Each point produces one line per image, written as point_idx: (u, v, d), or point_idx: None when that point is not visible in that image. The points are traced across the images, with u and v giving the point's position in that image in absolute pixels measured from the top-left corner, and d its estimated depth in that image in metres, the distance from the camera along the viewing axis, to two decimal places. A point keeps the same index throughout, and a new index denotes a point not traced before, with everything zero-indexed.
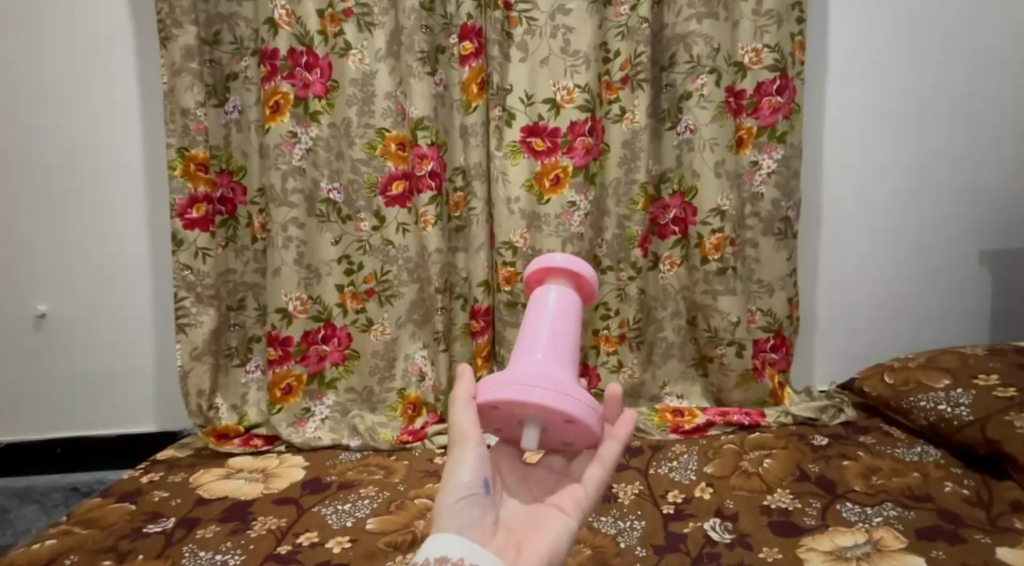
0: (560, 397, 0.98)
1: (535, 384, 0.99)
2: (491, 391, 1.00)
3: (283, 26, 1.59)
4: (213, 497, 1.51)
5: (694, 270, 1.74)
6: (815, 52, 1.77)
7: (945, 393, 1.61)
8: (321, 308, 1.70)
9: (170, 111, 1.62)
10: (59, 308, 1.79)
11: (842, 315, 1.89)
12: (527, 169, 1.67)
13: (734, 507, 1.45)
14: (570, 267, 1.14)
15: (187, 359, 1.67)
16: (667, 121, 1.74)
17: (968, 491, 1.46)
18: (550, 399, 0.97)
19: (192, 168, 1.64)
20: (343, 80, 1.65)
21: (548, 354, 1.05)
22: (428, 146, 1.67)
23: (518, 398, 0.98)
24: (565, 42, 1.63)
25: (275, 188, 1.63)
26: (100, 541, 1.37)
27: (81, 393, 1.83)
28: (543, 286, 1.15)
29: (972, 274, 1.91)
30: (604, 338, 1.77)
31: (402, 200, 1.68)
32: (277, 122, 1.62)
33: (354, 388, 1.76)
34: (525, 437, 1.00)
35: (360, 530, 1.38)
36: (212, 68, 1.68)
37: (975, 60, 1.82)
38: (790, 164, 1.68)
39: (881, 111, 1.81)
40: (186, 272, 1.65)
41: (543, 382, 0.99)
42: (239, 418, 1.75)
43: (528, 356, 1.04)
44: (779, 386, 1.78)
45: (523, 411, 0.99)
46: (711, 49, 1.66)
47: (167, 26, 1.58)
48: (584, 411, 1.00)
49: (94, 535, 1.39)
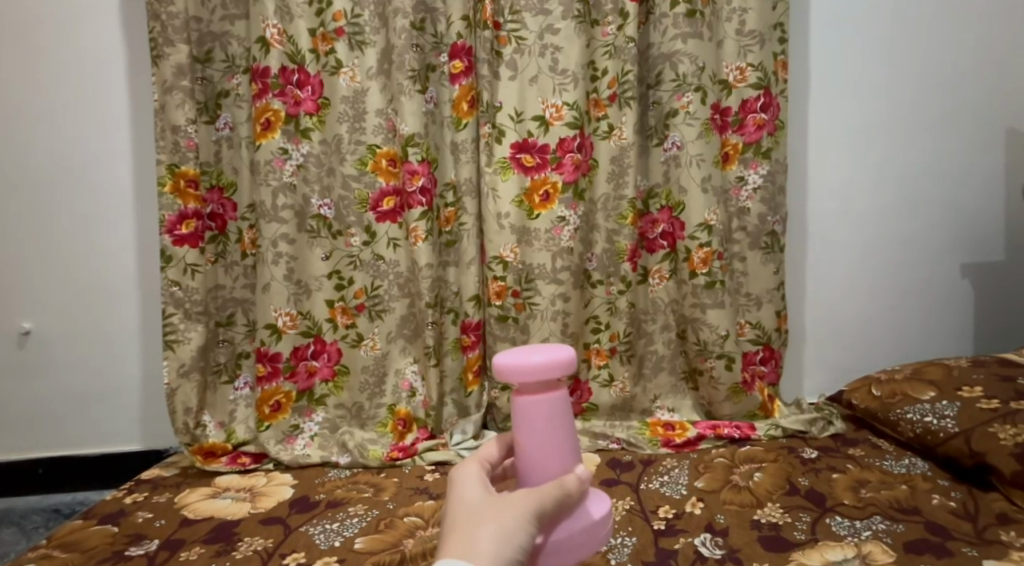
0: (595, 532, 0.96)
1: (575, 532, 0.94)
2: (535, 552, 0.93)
3: (275, 45, 1.61)
4: (198, 518, 1.49)
5: (682, 284, 1.76)
6: (798, 69, 1.81)
7: (931, 405, 1.63)
8: (310, 323, 1.69)
9: (161, 128, 1.62)
10: (45, 325, 1.77)
11: (830, 328, 1.91)
12: (517, 185, 1.68)
13: (724, 522, 1.45)
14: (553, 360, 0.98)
15: (174, 376, 1.66)
16: (654, 138, 1.76)
17: (955, 503, 1.47)
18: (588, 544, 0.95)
19: (182, 184, 1.64)
20: (334, 97, 1.66)
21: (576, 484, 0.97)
22: (420, 162, 1.68)
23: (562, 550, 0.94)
24: (553, 60, 1.66)
25: (265, 204, 1.64)
26: None
27: (65, 412, 1.79)
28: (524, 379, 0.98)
29: (956, 286, 1.94)
30: (595, 352, 1.78)
31: (393, 215, 1.69)
32: (268, 139, 1.63)
33: (343, 405, 1.74)
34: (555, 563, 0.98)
35: (348, 550, 1.36)
36: (203, 85, 1.69)
37: (954, 76, 1.87)
38: (776, 179, 1.73)
39: (865, 126, 1.85)
40: (174, 288, 1.64)
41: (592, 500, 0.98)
42: (227, 435, 1.72)
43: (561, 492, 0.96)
44: (769, 399, 1.80)
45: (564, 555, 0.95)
46: (697, 68, 1.69)
47: (159, 44, 1.59)
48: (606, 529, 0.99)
49: (74, 558, 1.36)
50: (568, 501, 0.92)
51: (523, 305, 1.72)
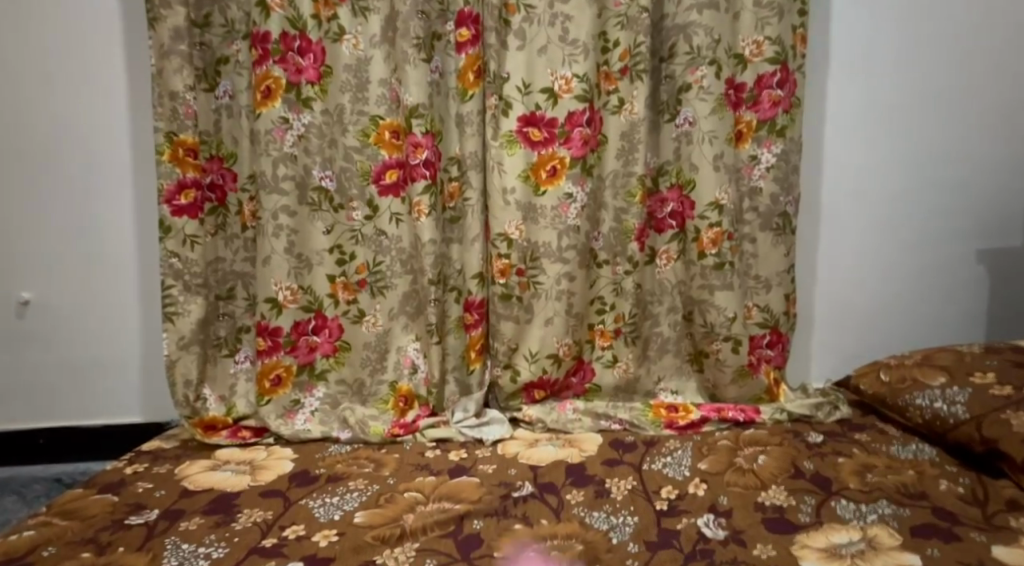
0: None
1: None
2: None
3: (275, 10, 1.55)
4: (198, 489, 1.49)
5: (690, 265, 1.72)
6: (817, 47, 1.75)
7: (941, 390, 1.61)
8: (311, 298, 1.67)
9: (158, 94, 1.58)
10: (43, 296, 1.74)
11: (839, 313, 1.87)
12: (524, 160, 1.64)
13: (727, 503, 1.44)
14: None
15: (174, 348, 1.64)
16: (666, 113, 1.71)
17: (963, 489, 1.46)
18: None
19: (180, 153, 1.60)
20: (336, 66, 1.61)
21: None
22: (423, 134, 1.64)
23: None
24: (564, 30, 1.61)
25: (266, 175, 1.60)
26: (80, 533, 1.34)
27: (65, 384, 1.78)
28: None
29: (969, 272, 1.90)
30: (599, 332, 1.76)
31: (395, 189, 1.65)
32: (268, 108, 1.58)
33: (345, 380, 1.73)
34: None
35: (348, 524, 1.36)
36: (202, 50, 1.63)
37: (976, 57, 1.80)
38: (790, 158, 1.69)
39: (881, 108, 1.79)
40: (173, 259, 1.62)
41: None
42: (228, 409, 1.70)
43: None
44: (775, 383, 1.77)
45: None
46: (711, 40, 1.64)
47: (155, 6, 1.54)
48: None
49: (74, 526, 1.36)
50: None
51: (527, 284, 1.70)
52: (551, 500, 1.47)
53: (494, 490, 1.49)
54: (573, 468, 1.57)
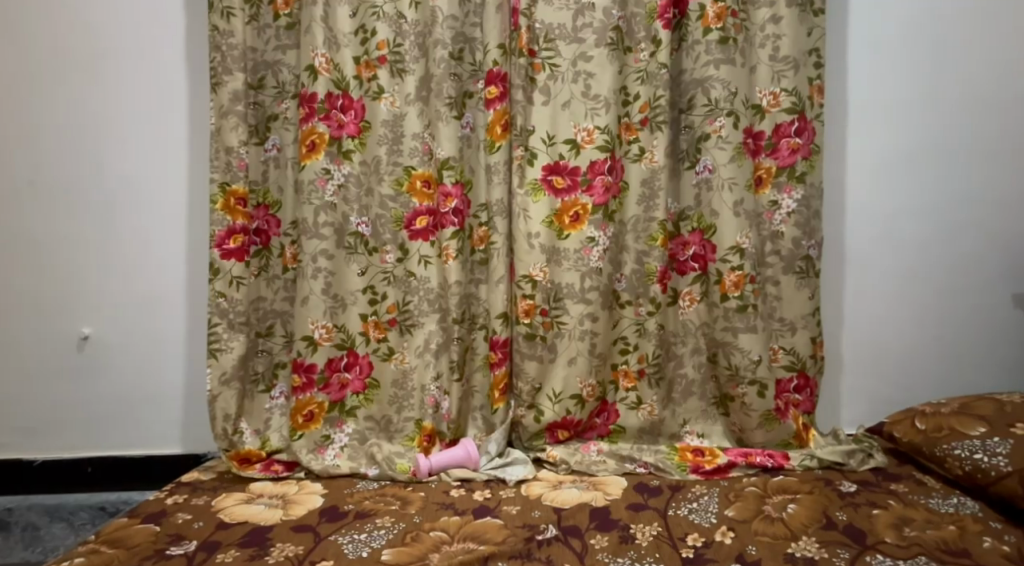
0: (458, 452, 1.73)
1: (457, 451, 1.73)
2: (443, 458, 1.72)
3: (322, 73, 1.70)
4: (233, 522, 1.54)
5: (713, 307, 1.75)
6: (835, 97, 1.81)
7: (981, 441, 1.55)
8: (344, 336, 1.75)
9: (215, 149, 1.73)
10: (102, 331, 1.88)
11: (869, 358, 1.86)
12: (548, 206, 1.73)
13: (756, 553, 1.40)
14: (464, 457, 1.73)
15: (216, 384, 1.73)
16: (686, 161, 1.77)
17: (1009, 547, 1.39)
18: (461, 452, 1.73)
19: (232, 202, 1.74)
20: (374, 121, 1.73)
21: (459, 456, 1.72)
22: (454, 185, 1.76)
23: (457, 452, 1.73)
24: (586, 86, 1.71)
25: (308, 221, 1.71)
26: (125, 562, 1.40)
27: (114, 415, 1.90)
28: (457, 453, 1.73)
29: (1004, 318, 1.86)
30: (623, 372, 1.79)
31: (425, 234, 1.75)
32: (312, 160, 1.71)
33: (373, 417, 1.78)
34: (443, 460, 1.72)
35: (375, 561, 1.39)
36: (256, 109, 1.78)
37: (1000, 104, 1.82)
38: (811, 204, 1.72)
39: (903, 153, 1.82)
40: (220, 299, 1.73)
41: (457, 458, 1.72)
42: (261, 443, 1.78)
43: (458, 450, 1.73)
44: (803, 428, 1.75)
45: (450, 458, 1.72)
46: (729, 93, 1.70)
47: (218, 73, 1.71)
48: (462, 451, 1.73)
49: (120, 554, 1.42)
50: (455, 457, 1.73)
51: (551, 323, 1.75)
52: (575, 543, 1.45)
53: (518, 532, 1.49)
54: (597, 512, 1.55)
